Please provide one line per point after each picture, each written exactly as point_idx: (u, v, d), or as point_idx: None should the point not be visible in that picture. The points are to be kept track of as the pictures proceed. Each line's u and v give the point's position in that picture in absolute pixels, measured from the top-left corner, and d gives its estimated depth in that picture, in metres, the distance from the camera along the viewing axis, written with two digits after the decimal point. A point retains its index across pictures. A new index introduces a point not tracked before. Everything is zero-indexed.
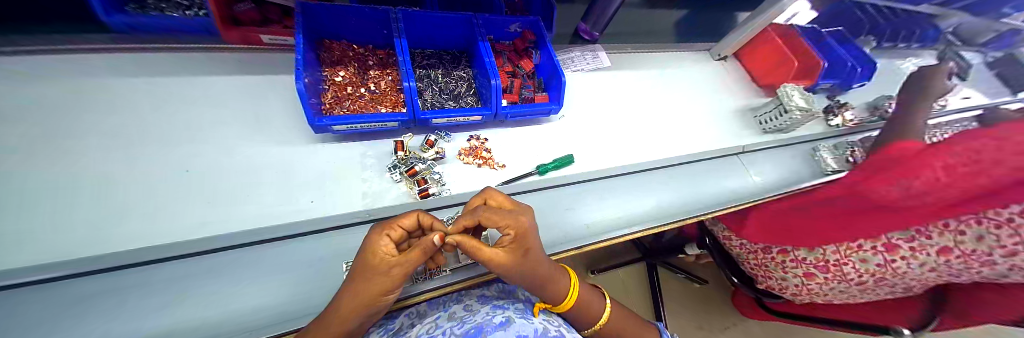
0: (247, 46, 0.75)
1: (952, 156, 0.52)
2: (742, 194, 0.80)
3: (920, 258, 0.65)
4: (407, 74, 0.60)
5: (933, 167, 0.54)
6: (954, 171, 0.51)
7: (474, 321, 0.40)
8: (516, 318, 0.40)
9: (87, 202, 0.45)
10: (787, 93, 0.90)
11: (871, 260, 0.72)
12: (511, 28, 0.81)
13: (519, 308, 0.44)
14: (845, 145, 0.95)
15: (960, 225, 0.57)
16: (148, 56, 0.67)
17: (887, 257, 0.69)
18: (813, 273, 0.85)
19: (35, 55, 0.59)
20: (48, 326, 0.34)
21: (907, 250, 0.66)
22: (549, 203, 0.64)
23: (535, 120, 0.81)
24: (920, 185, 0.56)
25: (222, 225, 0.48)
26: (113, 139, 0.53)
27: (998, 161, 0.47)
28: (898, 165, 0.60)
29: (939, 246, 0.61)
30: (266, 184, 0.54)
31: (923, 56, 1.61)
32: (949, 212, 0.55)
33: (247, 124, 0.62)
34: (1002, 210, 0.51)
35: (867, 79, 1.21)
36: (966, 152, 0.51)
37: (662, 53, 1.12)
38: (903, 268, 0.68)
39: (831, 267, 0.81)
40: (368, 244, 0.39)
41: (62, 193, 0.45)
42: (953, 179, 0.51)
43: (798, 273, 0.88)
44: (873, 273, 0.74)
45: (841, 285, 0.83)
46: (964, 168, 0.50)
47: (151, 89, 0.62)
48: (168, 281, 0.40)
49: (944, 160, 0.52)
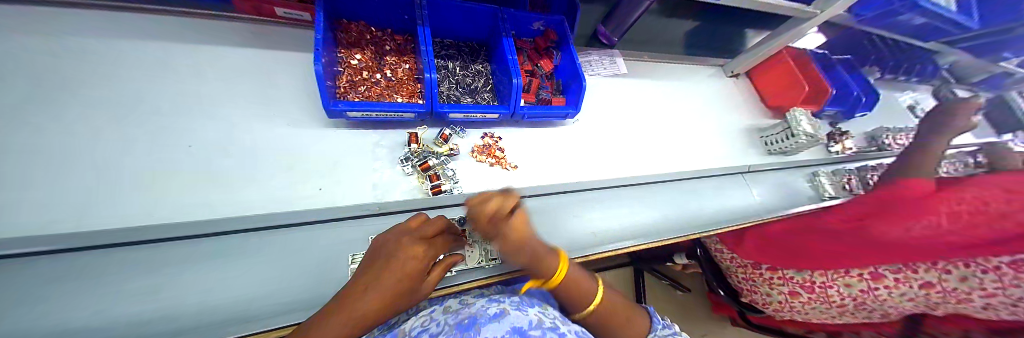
0: (258, 18, 0.70)
1: (959, 202, 0.54)
2: (744, 212, 0.82)
3: (901, 289, 0.68)
4: (429, 64, 0.58)
5: (937, 212, 0.56)
6: (960, 219, 0.53)
7: (469, 312, 0.39)
8: (511, 309, 0.38)
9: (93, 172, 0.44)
10: (795, 117, 0.91)
11: (854, 285, 0.75)
12: (534, 26, 0.79)
13: (515, 300, 0.43)
14: (844, 172, 0.99)
15: (947, 265, 0.59)
16: (147, 19, 0.62)
17: (872, 284, 0.72)
18: (798, 292, 0.89)
19: (36, 10, 0.55)
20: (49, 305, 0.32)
21: (891, 280, 0.68)
22: (560, 208, 0.63)
23: (549, 122, 0.80)
24: (919, 228, 0.58)
25: (226, 208, 0.46)
26: (109, 106, 0.50)
27: (1005, 215, 0.49)
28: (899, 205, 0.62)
29: (923, 281, 0.63)
30: (274, 167, 0.52)
31: (920, 90, 1.66)
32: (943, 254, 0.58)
33: (254, 102, 0.59)
34: (992, 258, 0.53)
35: (869, 109, 1.24)
36: (971, 200, 0.53)
37: (678, 65, 1.12)
38: (884, 296, 0.71)
39: (816, 288, 0.84)
40: (388, 237, 0.41)
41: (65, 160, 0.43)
42: (958, 227, 0.53)
43: (783, 290, 0.92)
44: (855, 297, 0.77)
45: (822, 306, 0.86)
46: (969, 215, 0.52)
47: (150, 55, 0.58)
48: (165, 265, 0.38)
49: (951, 206, 0.54)
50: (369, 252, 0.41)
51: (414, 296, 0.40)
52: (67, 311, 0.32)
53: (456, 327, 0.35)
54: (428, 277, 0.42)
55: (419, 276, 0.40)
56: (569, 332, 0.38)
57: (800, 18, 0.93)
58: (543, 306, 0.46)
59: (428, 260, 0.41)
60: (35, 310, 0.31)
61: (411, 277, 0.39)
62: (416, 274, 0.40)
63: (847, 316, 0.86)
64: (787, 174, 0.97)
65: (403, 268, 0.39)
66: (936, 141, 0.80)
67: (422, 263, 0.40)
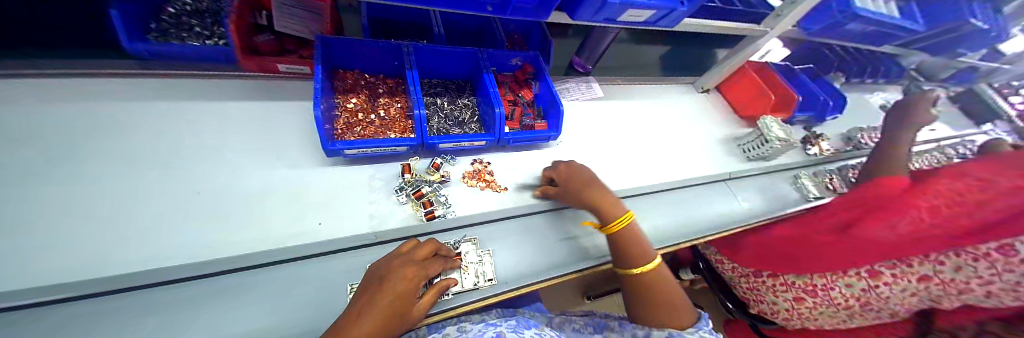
0: (262, 73, 0.77)
1: (934, 197, 0.59)
2: (732, 218, 0.84)
3: (901, 285, 0.66)
4: (418, 102, 0.64)
5: (918, 207, 0.60)
6: (939, 212, 0.57)
7: (467, 337, 0.42)
8: (506, 333, 0.41)
9: (108, 224, 0.47)
10: (766, 124, 0.98)
11: (855, 285, 0.74)
12: (513, 61, 0.87)
13: (511, 323, 0.45)
14: (824, 173, 1.02)
15: (940, 256, 0.58)
16: (162, 81, 0.69)
17: (870, 282, 0.71)
18: (802, 297, 0.88)
19: (64, 81, 0.61)
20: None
21: (889, 276, 0.67)
22: (550, 226, 0.66)
23: (535, 145, 0.85)
24: (904, 225, 0.61)
25: (227, 247, 0.48)
26: (126, 162, 0.55)
27: (983, 203, 0.52)
28: (885, 206, 0.66)
29: (920, 274, 0.62)
30: (275, 206, 0.56)
31: (887, 90, 1.75)
32: (936, 244, 0.58)
33: (259, 148, 0.64)
34: (981, 245, 0.52)
35: (839, 112, 1.31)
36: (945, 194, 0.58)
37: (652, 85, 1.20)
38: (887, 293, 0.69)
39: (819, 292, 0.83)
40: (381, 265, 0.44)
41: (85, 214, 0.47)
42: (939, 220, 0.57)
43: (788, 297, 0.91)
44: (858, 298, 0.75)
45: (829, 310, 0.84)
46: (948, 208, 0.57)
47: (164, 112, 0.64)
48: (170, 306, 0.40)
49: (930, 200, 0.59)
50: (364, 278, 0.44)
51: (405, 319, 0.42)
52: None
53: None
54: (418, 301, 0.44)
55: (409, 298, 0.42)
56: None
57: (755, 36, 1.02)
58: (539, 327, 0.49)
59: (417, 282, 0.44)
60: None
61: (402, 298, 0.42)
62: (407, 296, 0.42)
63: (857, 320, 0.83)
64: (769, 178, 1.01)
65: (394, 289, 0.41)
66: (903, 139, 0.85)
67: (413, 284, 0.43)
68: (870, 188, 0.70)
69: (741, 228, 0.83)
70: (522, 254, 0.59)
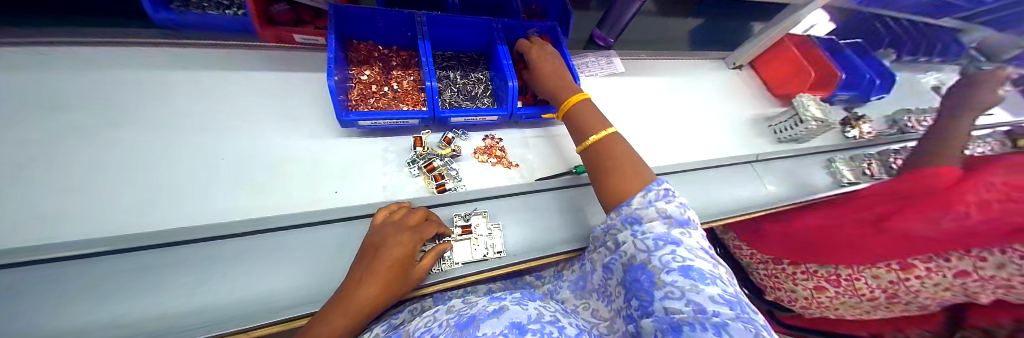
0: (278, 44, 0.78)
1: (988, 191, 0.49)
2: (755, 202, 0.80)
3: (935, 279, 0.60)
4: (430, 74, 0.62)
5: (964, 202, 0.51)
6: (989, 208, 0.49)
7: (470, 311, 0.39)
8: (510, 305, 0.38)
9: (151, 191, 0.51)
10: (802, 102, 0.90)
11: (883, 276, 0.68)
12: (529, 32, 0.83)
13: (516, 295, 0.43)
14: (862, 157, 0.94)
15: (983, 251, 0.52)
16: (185, 51, 0.71)
17: (901, 274, 0.64)
18: (824, 286, 0.82)
19: (104, 53, 0.65)
20: (114, 298, 0.37)
21: (923, 270, 0.61)
22: (562, 202, 0.64)
23: (549, 122, 0.82)
24: (949, 221, 0.54)
25: (254, 211, 0.53)
26: (155, 129, 0.58)
27: None
28: (931, 198, 0.57)
29: (957, 269, 0.55)
30: (294, 175, 0.58)
31: (944, 70, 1.57)
32: (982, 239, 0.51)
33: (277, 118, 0.65)
34: None
35: (886, 92, 1.19)
36: (1006, 187, 0.48)
37: (677, 61, 1.13)
38: (918, 287, 0.63)
39: (842, 281, 0.77)
40: (369, 238, 0.45)
41: (131, 181, 0.51)
42: (987, 217, 0.49)
43: (808, 285, 0.86)
44: (886, 290, 0.69)
45: (852, 300, 0.78)
46: (1000, 203, 0.48)
47: (188, 82, 0.66)
48: (197, 262, 0.42)
49: (980, 195, 0.50)
50: (359, 251, 0.44)
51: (408, 282, 0.44)
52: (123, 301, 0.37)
53: (454, 326, 0.35)
54: (417, 263, 0.45)
55: (407, 261, 0.43)
56: (569, 325, 0.37)
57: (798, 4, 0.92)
58: (545, 299, 0.46)
59: (413, 245, 0.44)
60: (98, 300, 0.37)
61: (400, 263, 0.43)
62: (405, 260, 0.43)
63: (886, 311, 0.77)
64: (801, 160, 0.93)
65: (390, 256, 0.42)
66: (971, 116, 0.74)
67: (409, 250, 0.44)
68: (917, 178, 0.61)
69: (763, 213, 0.79)
70: (532, 229, 0.59)
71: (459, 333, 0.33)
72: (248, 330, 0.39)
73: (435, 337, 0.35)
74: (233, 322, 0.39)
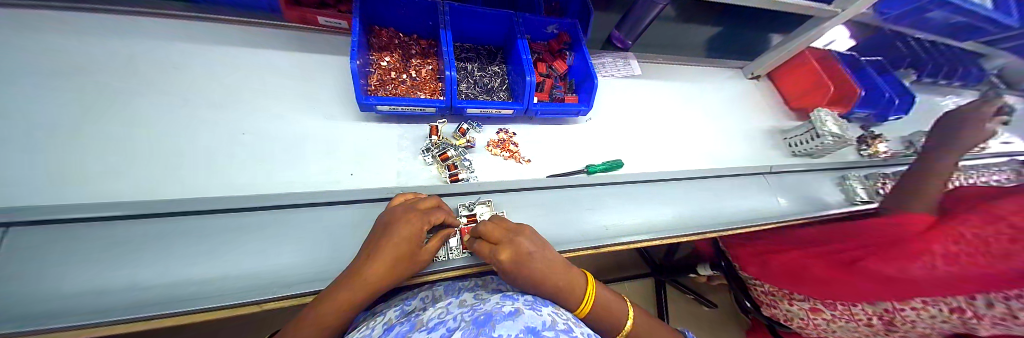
0: (302, 26, 0.79)
1: (959, 242, 0.53)
2: (767, 214, 0.78)
3: (931, 311, 0.59)
4: (449, 64, 0.62)
5: (931, 254, 0.55)
6: (957, 260, 0.52)
7: (484, 308, 0.39)
8: (524, 310, 0.38)
9: (173, 161, 0.52)
10: (820, 116, 0.88)
11: (877, 304, 0.67)
12: (548, 29, 0.83)
13: (528, 298, 0.42)
14: (878, 175, 0.90)
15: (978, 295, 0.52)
16: (212, 26, 0.72)
17: (896, 304, 0.64)
18: (820, 308, 0.77)
19: (138, 25, 0.67)
20: (142, 261, 0.39)
21: (919, 302, 0.60)
22: (571, 200, 0.63)
23: (563, 120, 0.82)
24: (916, 271, 0.56)
25: (270, 187, 0.54)
26: (179, 102, 0.59)
27: (1008, 255, 0.47)
28: (899, 244, 0.60)
29: (952, 305, 0.56)
30: (310, 155, 0.59)
31: (963, 95, 1.53)
32: (955, 288, 0.53)
33: (296, 99, 0.66)
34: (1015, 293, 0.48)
35: (904, 112, 1.17)
36: (971, 240, 0.51)
37: (693, 67, 1.12)
38: (914, 317, 0.63)
39: (838, 305, 0.74)
40: (383, 216, 0.45)
41: (157, 150, 0.52)
42: (956, 269, 0.52)
43: (804, 306, 0.80)
44: (881, 316, 0.68)
45: (850, 325, 0.75)
46: (968, 257, 0.51)
47: (212, 57, 0.67)
48: (217, 232, 0.43)
49: (947, 247, 0.53)
50: (373, 228, 0.45)
51: (412, 265, 0.43)
52: (146, 265, 0.39)
53: (471, 323, 0.35)
54: (424, 247, 0.45)
55: (415, 244, 0.43)
56: (581, 335, 0.37)
57: (818, 18, 0.92)
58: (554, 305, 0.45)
59: (424, 228, 0.44)
60: (128, 261, 0.39)
61: (408, 245, 0.42)
62: (412, 244, 0.43)
63: (887, 336, 0.72)
64: (814, 175, 0.91)
65: (396, 237, 0.42)
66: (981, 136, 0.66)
67: (415, 235, 0.43)
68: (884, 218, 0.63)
69: (778, 224, 0.77)
70: (540, 224, 0.58)
71: (475, 331, 0.33)
72: (260, 303, 0.39)
73: (451, 330, 0.35)
74: (246, 294, 0.39)
